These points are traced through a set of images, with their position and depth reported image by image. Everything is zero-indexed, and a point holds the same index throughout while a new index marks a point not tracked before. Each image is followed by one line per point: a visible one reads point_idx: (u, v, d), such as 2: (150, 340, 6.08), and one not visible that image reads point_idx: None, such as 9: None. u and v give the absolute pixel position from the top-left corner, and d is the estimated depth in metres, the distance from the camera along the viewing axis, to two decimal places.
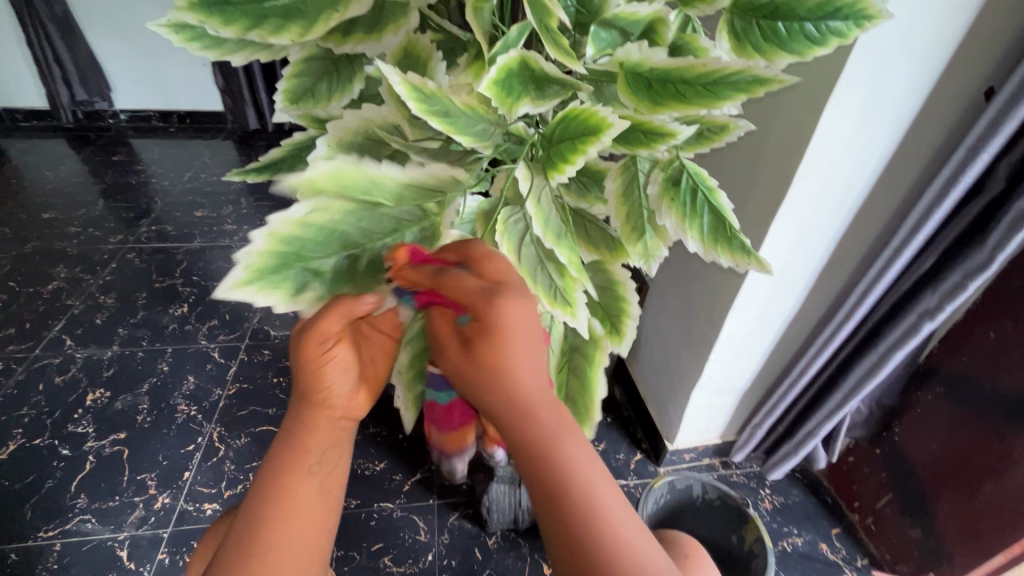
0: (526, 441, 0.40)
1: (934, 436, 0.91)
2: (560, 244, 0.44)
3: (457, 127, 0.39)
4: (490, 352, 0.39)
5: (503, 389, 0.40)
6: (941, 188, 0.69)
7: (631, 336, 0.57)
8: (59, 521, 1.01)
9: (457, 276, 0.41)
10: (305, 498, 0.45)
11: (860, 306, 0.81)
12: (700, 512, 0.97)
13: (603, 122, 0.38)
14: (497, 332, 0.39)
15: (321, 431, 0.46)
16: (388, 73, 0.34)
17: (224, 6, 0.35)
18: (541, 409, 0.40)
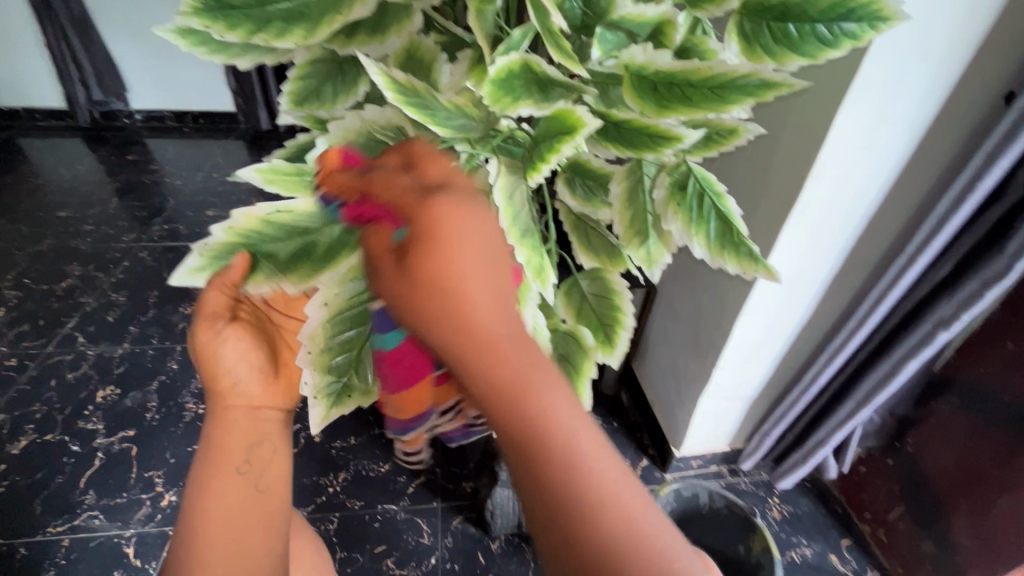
0: (477, 374, 0.36)
1: (950, 448, 0.89)
2: (521, 242, 0.42)
3: (433, 117, 0.37)
4: (431, 259, 0.36)
5: (449, 310, 0.36)
6: (958, 194, 0.67)
7: (622, 347, 0.57)
8: (68, 517, 1.02)
9: (388, 177, 0.39)
10: (234, 486, 0.50)
11: (872, 314, 0.80)
12: (706, 520, 0.96)
13: (578, 121, 0.39)
14: (432, 239, 0.36)
15: (242, 422, 0.52)
16: (368, 67, 0.35)
17: (225, 11, 0.35)
18: (494, 334, 0.37)
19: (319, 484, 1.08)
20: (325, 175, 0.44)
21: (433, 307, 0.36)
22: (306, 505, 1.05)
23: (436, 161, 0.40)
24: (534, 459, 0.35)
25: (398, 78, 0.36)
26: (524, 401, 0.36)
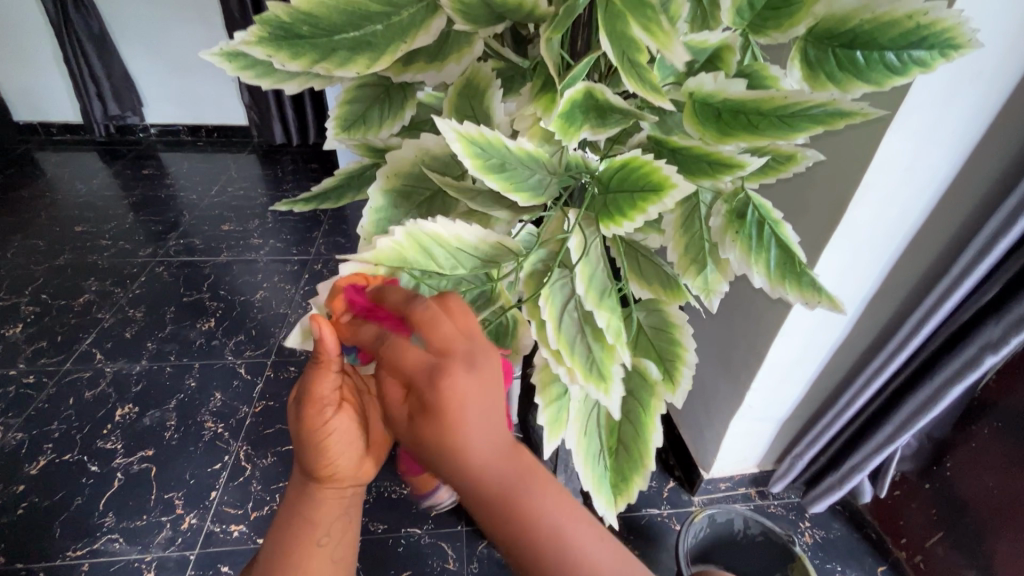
0: (490, 508, 0.38)
1: (993, 473, 0.86)
2: (601, 305, 0.41)
3: (513, 182, 0.39)
4: (443, 425, 0.36)
5: (457, 463, 0.36)
6: (1006, 217, 0.66)
7: (685, 386, 0.51)
8: (87, 540, 1.01)
9: (398, 344, 0.38)
10: (313, 547, 0.50)
11: (915, 335, 0.78)
12: (741, 546, 0.94)
13: (667, 181, 0.37)
14: (441, 402, 0.36)
15: (328, 498, 0.49)
16: (446, 133, 0.34)
17: (294, 40, 0.34)
18: (502, 468, 0.38)
19: None
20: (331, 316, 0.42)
21: (447, 462, 0.36)
22: None
23: (452, 315, 0.39)
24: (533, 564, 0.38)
25: (475, 133, 0.35)
26: (530, 520, 0.38)
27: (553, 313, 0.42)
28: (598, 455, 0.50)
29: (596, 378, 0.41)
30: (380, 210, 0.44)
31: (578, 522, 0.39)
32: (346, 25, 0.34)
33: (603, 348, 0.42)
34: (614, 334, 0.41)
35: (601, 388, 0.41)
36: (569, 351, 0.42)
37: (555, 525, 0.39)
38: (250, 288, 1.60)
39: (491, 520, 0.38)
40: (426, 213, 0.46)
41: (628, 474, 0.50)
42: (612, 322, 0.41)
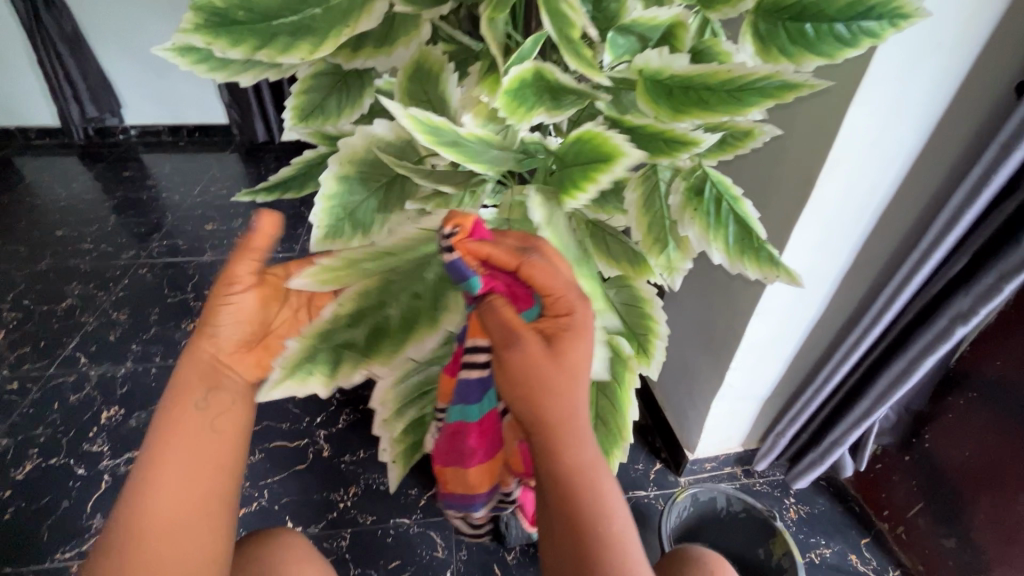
0: (567, 455, 0.44)
1: (969, 442, 0.87)
2: (578, 273, 0.42)
3: (471, 157, 0.39)
4: (572, 353, 0.43)
5: (565, 402, 0.43)
6: (972, 187, 0.66)
7: (660, 356, 0.53)
8: (76, 542, 1.01)
9: (543, 267, 0.42)
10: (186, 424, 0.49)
11: (888, 309, 0.79)
12: (725, 524, 0.95)
13: (617, 151, 0.38)
14: (580, 336, 0.43)
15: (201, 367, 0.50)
16: (396, 115, 0.34)
17: (231, 27, 0.33)
18: (587, 427, 0.45)
19: (330, 499, 1.07)
20: (455, 238, 0.41)
21: (548, 398, 0.43)
22: (316, 522, 1.03)
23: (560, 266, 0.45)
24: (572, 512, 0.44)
25: (421, 117, 0.35)
26: (592, 485, 0.45)
27: None
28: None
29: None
30: (333, 196, 0.43)
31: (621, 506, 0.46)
32: (283, 10, 0.34)
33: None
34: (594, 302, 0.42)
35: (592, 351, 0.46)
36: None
37: (608, 502, 0.45)
38: None
39: (561, 468, 0.44)
40: (384, 198, 0.46)
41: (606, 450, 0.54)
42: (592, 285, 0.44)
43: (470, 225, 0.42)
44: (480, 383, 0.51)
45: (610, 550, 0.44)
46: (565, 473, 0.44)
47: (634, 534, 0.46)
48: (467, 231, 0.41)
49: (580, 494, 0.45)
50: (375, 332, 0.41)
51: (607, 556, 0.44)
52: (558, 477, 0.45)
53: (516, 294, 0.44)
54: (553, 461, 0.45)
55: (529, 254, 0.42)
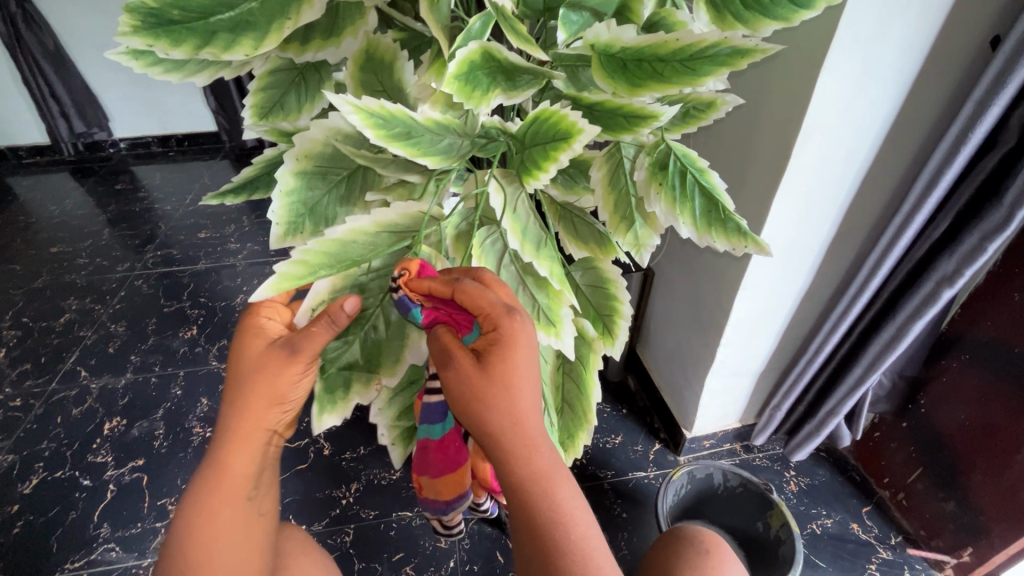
0: (518, 465, 0.42)
1: (963, 404, 0.87)
2: (539, 256, 0.44)
3: (420, 149, 0.39)
4: (507, 367, 0.42)
5: (505, 414, 0.42)
6: (951, 146, 0.65)
7: (623, 338, 0.56)
8: (85, 551, 1.02)
9: (473, 289, 0.43)
10: (233, 500, 0.48)
11: (874, 276, 0.78)
12: (723, 499, 0.96)
13: (573, 128, 0.37)
14: (510, 349, 0.42)
15: (248, 450, 0.48)
16: (341, 108, 0.34)
17: (168, 27, 0.33)
18: (537, 435, 0.43)
19: (332, 497, 1.08)
20: (402, 280, 0.43)
21: (487, 412, 0.42)
22: (319, 520, 1.04)
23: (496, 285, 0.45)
24: (534, 527, 0.43)
25: (375, 107, 0.35)
26: (547, 491, 0.43)
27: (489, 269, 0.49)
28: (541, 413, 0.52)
29: (548, 326, 0.49)
30: (292, 191, 0.44)
31: (581, 508, 0.44)
32: (217, 5, 0.33)
33: (549, 297, 0.49)
34: (557, 282, 0.45)
35: (553, 334, 0.49)
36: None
37: (567, 509, 0.43)
38: (230, 293, 1.60)
39: (514, 479, 0.43)
40: (345, 193, 0.46)
41: (573, 431, 0.58)
42: (553, 270, 0.45)
43: (416, 268, 0.43)
44: (443, 404, 0.53)
45: (571, 555, 0.42)
46: (519, 484, 0.42)
47: (601, 542, 0.44)
48: (413, 272, 0.43)
49: (536, 502, 0.42)
50: (370, 349, 0.47)
51: (568, 561, 0.42)
52: (514, 494, 0.43)
53: (456, 318, 0.45)
54: (507, 479, 0.43)
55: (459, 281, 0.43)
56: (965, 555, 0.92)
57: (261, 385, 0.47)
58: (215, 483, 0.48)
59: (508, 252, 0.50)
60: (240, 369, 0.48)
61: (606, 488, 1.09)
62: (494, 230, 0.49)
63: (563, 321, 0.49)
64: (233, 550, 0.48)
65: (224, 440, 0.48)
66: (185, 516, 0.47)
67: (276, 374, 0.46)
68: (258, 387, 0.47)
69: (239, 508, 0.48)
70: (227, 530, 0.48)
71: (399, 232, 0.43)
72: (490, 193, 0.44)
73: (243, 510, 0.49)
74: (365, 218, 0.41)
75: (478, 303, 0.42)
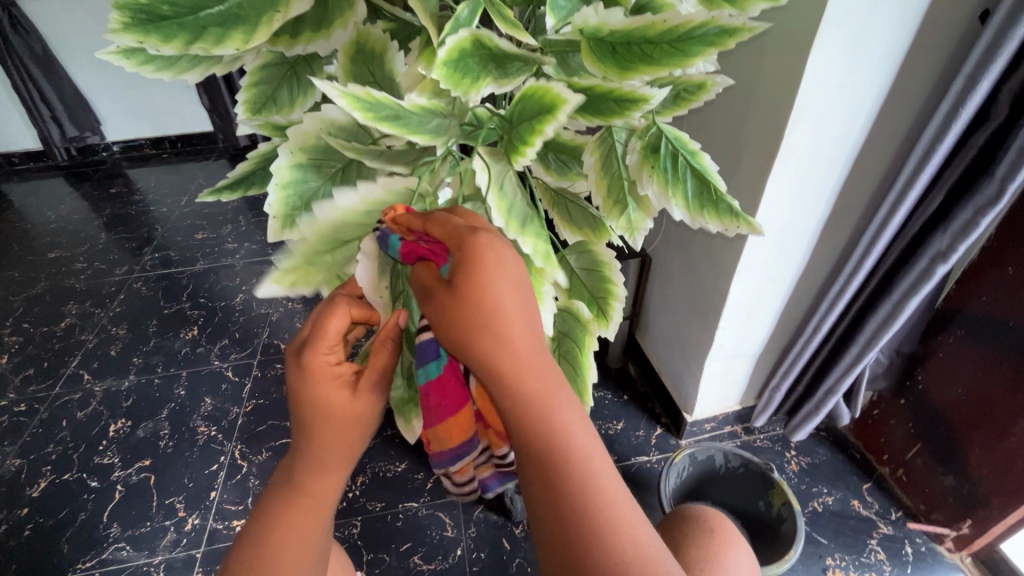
0: (511, 392, 0.38)
1: (961, 379, 0.88)
2: (524, 234, 0.43)
3: (409, 129, 0.38)
4: (479, 285, 0.37)
5: (486, 330, 0.37)
6: (942, 123, 0.66)
7: (617, 319, 0.57)
8: (96, 551, 1.04)
9: (443, 218, 0.40)
10: (311, 519, 0.44)
11: (869, 254, 0.78)
12: (725, 480, 0.97)
13: (558, 99, 0.37)
14: (482, 262, 0.37)
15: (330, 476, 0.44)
16: (327, 94, 0.34)
17: (158, 23, 0.33)
18: (529, 357, 0.38)
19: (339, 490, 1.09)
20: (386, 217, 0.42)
21: (468, 335, 0.37)
22: None
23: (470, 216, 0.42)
24: (536, 459, 0.38)
25: (360, 93, 0.35)
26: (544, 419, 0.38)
27: None
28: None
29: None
30: (288, 185, 0.44)
31: (582, 425, 0.39)
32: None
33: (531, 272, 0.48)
34: (542, 258, 0.43)
35: (534, 309, 0.48)
36: None
37: (568, 437, 0.38)
38: (229, 293, 1.60)
39: (510, 409, 0.38)
40: (340, 185, 0.47)
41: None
42: (538, 248, 0.43)
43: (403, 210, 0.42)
44: None
45: (576, 487, 0.37)
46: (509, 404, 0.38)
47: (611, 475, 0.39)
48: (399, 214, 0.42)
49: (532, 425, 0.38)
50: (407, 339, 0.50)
51: (573, 491, 0.37)
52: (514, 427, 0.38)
53: (434, 250, 0.40)
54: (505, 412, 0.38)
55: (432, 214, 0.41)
56: (964, 528, 0.93)
57: (342, 424, 0.42)
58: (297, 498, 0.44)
59: (493, 229, 0.50)
60: (311, 412, 0.41)
61: None
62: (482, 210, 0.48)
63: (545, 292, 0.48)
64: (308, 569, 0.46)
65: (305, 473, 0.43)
66: (263, 520, 0.44)
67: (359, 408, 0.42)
68: (341, 431, 0.42)
69: (316, 527, 0.45)
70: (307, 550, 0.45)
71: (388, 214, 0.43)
72: (476, 169, 0.42)
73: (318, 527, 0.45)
74: (349, 196, 0.41)
75: (449, 228, 0.39)
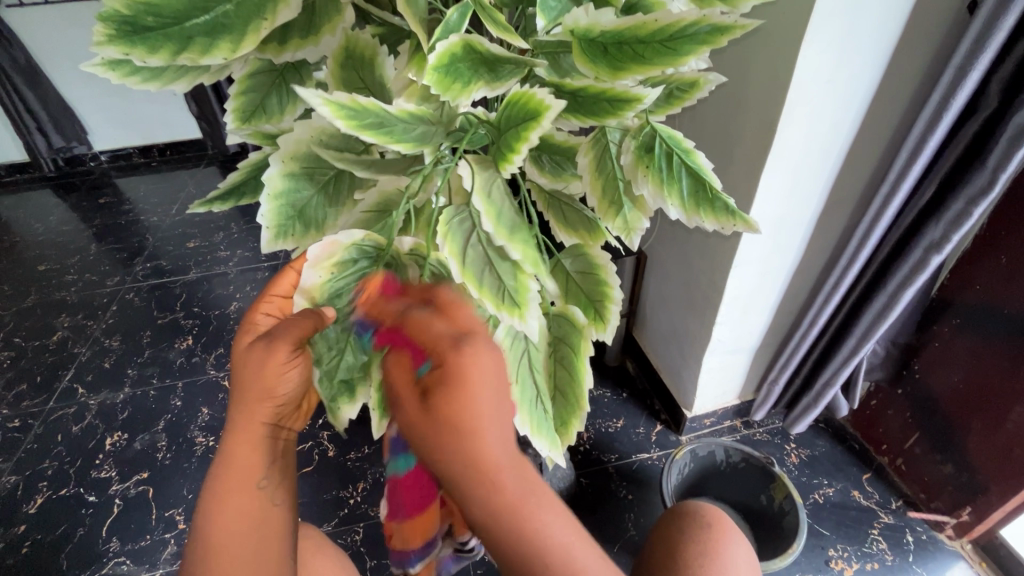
0: (488, 508, 0.36)
1: (957, 367, 0.88)
2: (511, 241, 0.40)
3: (393, 137, 0.38)
4: (453, 406, 0.36)
5: (467, 464, 0.36)
6: (933, 114, 0.66)
7: (615, 321, 0.56)
8: (96, 567, 1.03)
9: (425, 317, 0.40)
10: (246, 502, 0.45)
11: (864, 246, 0.79)
12: (725, 475, 0.98)
13: (541, 105, 0.37)
14: (457, 384, 0.36)
15: (255, 444, 0.46)
16: (310, 101, 0.33)
17: (143, 34, 0.32)
18: (506, 474, 0.36)
19: (340, 497, 1.08)
20: (362, 297, 0.45)
21: (442, 451, 0.36)
22: (328, 520, 1.05)
23: (460, 308, 0.42)
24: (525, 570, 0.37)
25: (345, 101, 0.34)
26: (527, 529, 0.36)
27: (455, 249, 0.42)
28: (535, 402, 0.53)
29: (513, 308, 0.42)
30: (280, 195, 0.43)
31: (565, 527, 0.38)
32: (191, 8, 0.33)
33: (516, 277, 0.42)
34: (530, 264, 0.41)
35: (518, 315, 0.42)
36: (478, 284, 0.42)
37: (553, 541, 0.37)
38: (223, 301, 1.59)
39: (490, 525, 0.36)
40: (334, 192, 0.46)
41: (566, 416, 0.57)
42: (526, 254, 0.41)
43: (378, 286, 0.44)
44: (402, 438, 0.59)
45: None
46: (500, 533, 0.36)
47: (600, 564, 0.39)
48: (374, 291, 0.44)
49: (525, 548, 0.36)
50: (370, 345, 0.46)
51: None
52: (501, 543, 0.37)
53: (409, 348, 0.40)
54: (489, 530, 0.37)
55: (413, 312, 0.41)
56: (964, 515, 0.94)
57: (263, 389, 0.45)
58: (228, 481, 0.45)
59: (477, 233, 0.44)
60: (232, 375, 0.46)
61: (611, 471, 1.10)
62: (464, 211, 0.44)
63: (528, 303, 0.43)
64: (254, 554, 0.45)
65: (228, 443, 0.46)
66: (203, 525, 0.44)
67: (266, 365, 0.45)
68: (250, 386, 0.45)
69: (255, 499, 0.45)
70: (254, 526, 0.45)
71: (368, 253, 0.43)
72: (461, 174, 0.41)
73: (256, 502, 0.45)
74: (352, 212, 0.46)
75: (433, 334, 0.39)
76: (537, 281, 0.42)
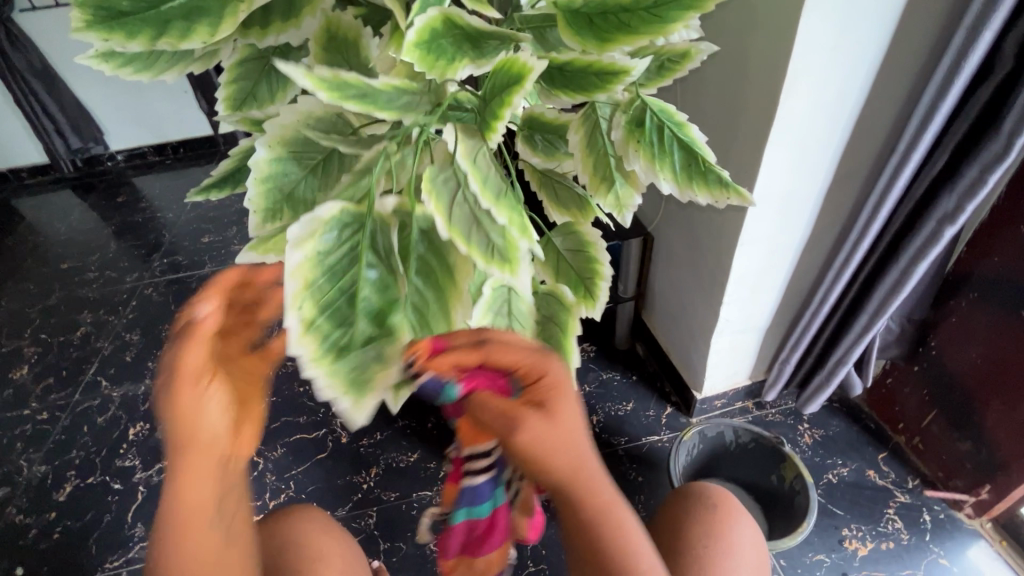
0: (594, 508, 0.42)
1: (974, 343, 0.86)
2: (498, 204, 0.39)
3: (375, 105, 0.36)
4: (568, 422, 0.41)
5: (576, 474, 0.41)
6: (944, 78, 0.63)
7: (603, 299, 0.56)
8: (123, 550, 1.07)
9: (500, 348, 0.43)
10: (200, 543, 0.40)
11: (874, 218, 0.76)
12: (735, 457, 0.97)
13: (525, 69, 0.36)
14: (561, 400, 0.41)
15: (196, 478, 0.39)
16: (293, 76, 0.32)
17: (120, 20, 0.33)
18: (603, 484, 0.43)
19: (353, 482, 1.10)
20: (418, 358, 0.41)
21: (555, 464, 0.40)
22: (342, 505, 1.07)
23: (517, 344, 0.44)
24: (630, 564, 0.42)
25: (326, 75, 0.33)
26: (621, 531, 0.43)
27: (440, 206, 0.40)
28: None
29: (503, 264, 0.41)
30: (267, 179, 0.44)
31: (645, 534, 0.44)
32: None
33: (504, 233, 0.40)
34: (517, 229, 0.39)
35: (507, 271, 0.41)
36: (464, 241, 0.39)
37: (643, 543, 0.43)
38: None
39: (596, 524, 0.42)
40: (323, 176, 0.46)
41: None
42: (514, 219, 0.39)
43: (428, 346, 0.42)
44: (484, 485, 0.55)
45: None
46: (598, 522, 0.42)
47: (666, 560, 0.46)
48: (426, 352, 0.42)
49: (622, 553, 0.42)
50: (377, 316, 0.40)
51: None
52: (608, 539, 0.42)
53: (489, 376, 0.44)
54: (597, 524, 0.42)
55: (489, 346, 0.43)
56: (984, 493, 0.92)
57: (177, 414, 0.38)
58: (177, 524, 0.39)
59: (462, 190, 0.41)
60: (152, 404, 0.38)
61: (620, 454, 1.10)
62: (448, 169, 0.42)
63: (519, 259, 0.41)
64: None
65: (169, 484, 0.39)
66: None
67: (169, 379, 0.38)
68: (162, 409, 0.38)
69: (206, 539, 0.40)
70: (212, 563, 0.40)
71: (350, 223, 0.40)
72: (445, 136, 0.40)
73: (212, 538, 0.40)
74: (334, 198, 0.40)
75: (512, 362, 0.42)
76: (528, 240, 0.40)
